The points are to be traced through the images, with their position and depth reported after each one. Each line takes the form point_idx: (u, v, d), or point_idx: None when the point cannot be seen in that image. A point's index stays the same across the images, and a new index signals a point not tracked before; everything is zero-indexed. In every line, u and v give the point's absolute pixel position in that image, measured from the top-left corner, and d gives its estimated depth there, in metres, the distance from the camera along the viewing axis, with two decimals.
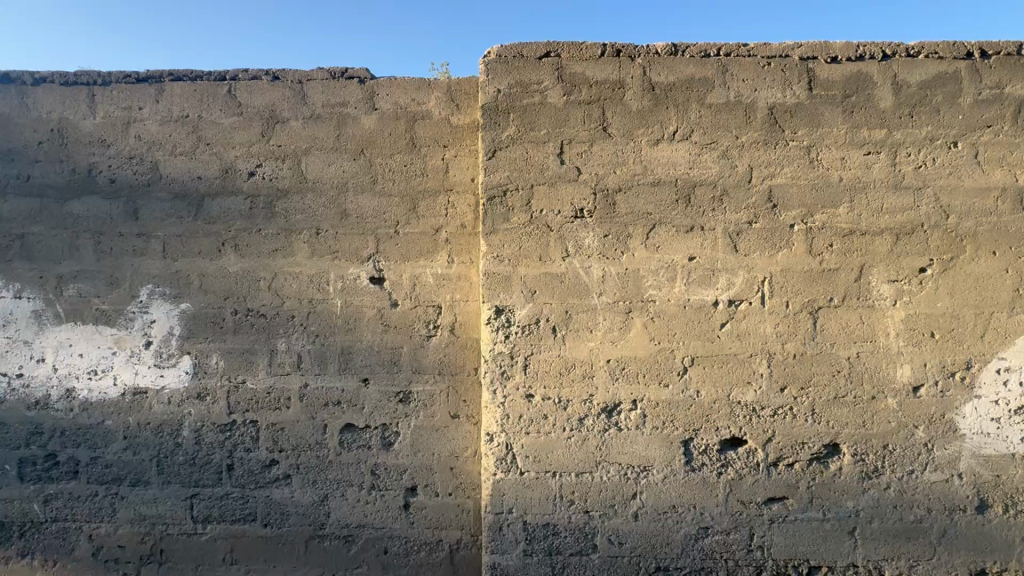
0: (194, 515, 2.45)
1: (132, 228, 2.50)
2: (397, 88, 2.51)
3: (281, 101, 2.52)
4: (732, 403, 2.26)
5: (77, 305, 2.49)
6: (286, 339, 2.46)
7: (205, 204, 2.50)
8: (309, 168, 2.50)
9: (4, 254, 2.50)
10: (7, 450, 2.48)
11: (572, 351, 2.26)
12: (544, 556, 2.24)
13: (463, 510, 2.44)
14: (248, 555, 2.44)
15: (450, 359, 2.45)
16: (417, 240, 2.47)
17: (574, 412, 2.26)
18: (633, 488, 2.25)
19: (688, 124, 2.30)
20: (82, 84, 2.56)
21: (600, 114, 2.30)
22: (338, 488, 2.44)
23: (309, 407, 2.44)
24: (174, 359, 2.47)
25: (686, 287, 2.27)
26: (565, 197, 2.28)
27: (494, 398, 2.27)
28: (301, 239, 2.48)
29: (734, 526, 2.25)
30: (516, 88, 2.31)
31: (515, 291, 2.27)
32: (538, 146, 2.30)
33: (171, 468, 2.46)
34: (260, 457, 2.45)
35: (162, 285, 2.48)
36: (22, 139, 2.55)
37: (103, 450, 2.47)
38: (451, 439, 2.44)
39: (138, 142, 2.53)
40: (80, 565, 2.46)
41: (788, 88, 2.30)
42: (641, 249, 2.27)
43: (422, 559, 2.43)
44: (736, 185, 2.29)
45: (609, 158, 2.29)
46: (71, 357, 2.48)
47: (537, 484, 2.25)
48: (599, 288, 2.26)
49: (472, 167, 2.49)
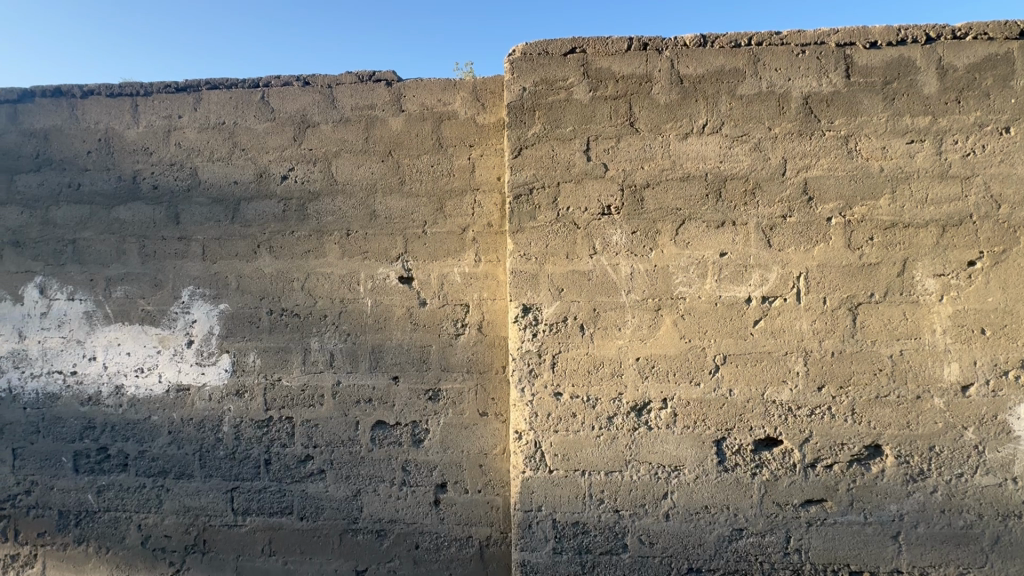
0: (234, 507, 2.54)
1: (174, 232, 2.61)
2: (424, 90, 2.54)
3: (312, 106, 2.58)
4: (767, 402, 2.20)
5: (124, 306, 2.61)
6: (318, 338, 2.52)
7: (241, 207, 2.58)
8: (339, 171, 2.55)
9: (58, 258, 2.64)
10: (63, 443, 2.62)
11: (600, 349, 2.25)
12: (573, 554, 2.24)
13: (492, 507, 2.45)
14: (286, 547, 2.52)
15: (478, 357, 2.47)
16: (444, 240, 2.50)
17: (603, 411, 2.24)
18: (664, 488, 2.22)
19: (718, 117, 2.25)
20: (127, 95, 2.68)
21: (627, 109, 2.28)
22: (370, 484, 2.49)
23: (341, 404, 2.50)
24: (214, 357, 2.56)
25: (717, 284, 2.22)
26: (592, 194, 2.27)
27: (523, 396, 2.27)
28: (333, 240, 2.53)
29: (769, 528, 2.20)
30: (541, 86, 2.30)
31: (543, 289, 2.27)
32: (564, 143, 2.29)
33: (213, 463, 2.55)
34: (295, 452, 2.52)
35: (202, 286, 2.58)
36: (72, 148, 2.68)
37: (150, 444, 2.58)
38: (480, 437, 2.46)
39: (178, 149, 2.64)
40: (131, 553, 2.58)
41: (823, 77, 2.23)
42: (670, 246, 2.24)
43: (452, 554, 2.46)
44: (770, 178, 2.23)
45: (636, 153, 2.27)
46: (120, 355, 2.60)
47: (566, 482, 2.24)
48: (628, 286, 2.24)
49: (498, 166, 2.50)
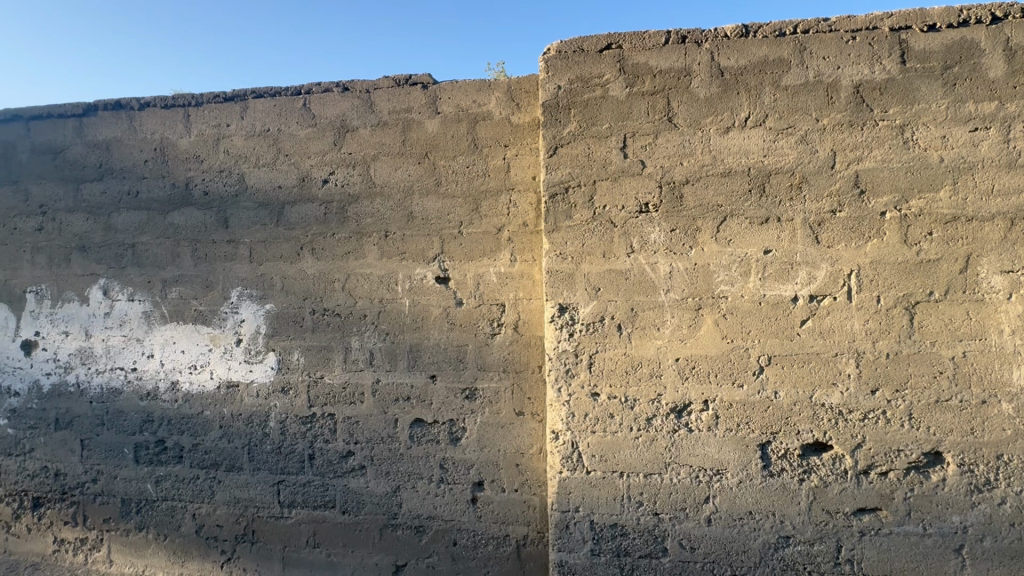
0: (280, 500, 2.64)
1: (223, 235, 2.73)
2: (460, 91, 2.57)
3: (351, 111, 2.65)
4: (815, 405, 2.11)
5: (179, 306, 2.75)
6: (359, 337, 2.59)
7: (285, 211, 2.68)
8: (378, 173, 2.61)
9: (120, 261, 2.81)
10: (125, 435, 2.79)
11: (638, 349, 2.21)
12: (612, 557, 2.22)
13: (529, 507, 2.46)
14: (329, 540, 2.59)
15: (514, 357, 2.48)
16: (480, 240, 2.52)
17: (642, 412, 2.21)
18: (705, 491, 2.16)
19: (761, 109, 2.18)
20: (180, 106, 2.83)
21: (664, 104, 2.23)
22: (409, 481, 2.54)
23: (381, 402, 2.56)
24: (261, 355, 2.67)
25: (761, 282, 2.15)
26: (629, 192, 2.23)
27: (560, 396, 2.26)
28: (372, 241, 2.59)
29: (818, 537, 2.11)
30: (577, 83, 2.29)
31: (579, 289, 2.25)
32: (600, 141, 2.26)
33: (260, 457, 2.66)
34: (338, 448, 2.60)
35: (249, 287, 2.69)
36: (131, 158, 2.85)
37: (203, 437, 2.71)
38: (517, 436, 2.47)
39: (227, 156, 2.76)
40: (186, 540, 2.72)
41: (875, 64, 2.12)
42: (711, 243, 2.18)
43: (490, 552, 2.48)
44: (817, 171, 2.14)
45: (674, 149, 2.22)
46: (175, 353, 2.74)
47: (604, 484, 2.22)
48: (667, 285, 2.20)
49: (534, 166, 2.50)
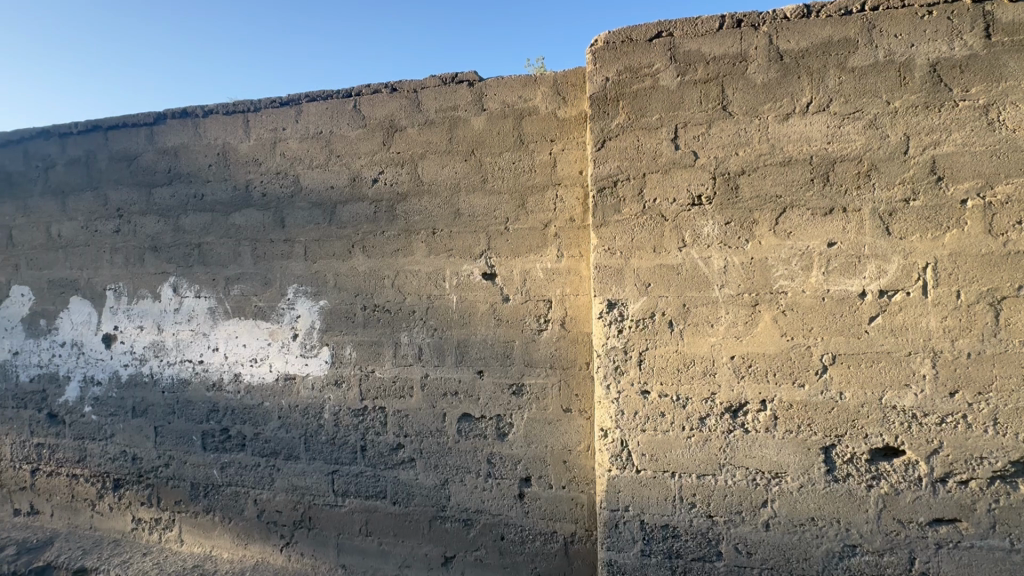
0: (335, 488, 2.74)
1: (280, 235, 2.86)
2: (505, 87, 2.56)
3: (398, 111, 2.70)
4: (886, 407, 1.97)
5: (240, 302, 2.91)
6: (408, 332, 2.65)
7: (337, 210, 2.77)
8: (425, 172, 2.65)
9: (187, 261, 3.01)
10: (193, 423, 2.98)
11: (691, 347, 2.13)
12: (663, 559, 2.16)
13: (577, 504, 2.44)
14: (381, 529, 2.67)
15: (561, 353, 2.46)
16: (527, 236, 2.51)
17: (694, 411, 2.13)
18: (762, 495, 2.07)
19: (824, 93, 2.04)
20: (240, 112, 2.98)
21: (718, 92, 2.14)
22: (457, 474, 2.57)
23: (430, 396, 2.61)
24: (316, 350, 2.78)
25: (825, 276, 2.02)
26: (680, 184, 2.16)
27: (608, 393, 2.21)
28: (420, 238, 2.64)
29: (889, 548, 1.97)
30: (625, 74, 2.23)
31: (628, 284, 2.19)
32: (650, 132, 2.19)
33: (316, 447, 2.77)
34: (388, 441, 2.67)
35: (305, 284, 2.81)
36: (196, 163, 3.03)
37: (263, 427, 2.86)
38: (564, 433, 2.45)
39: (283, 159, 2.88)
40: (249, 524, 2.88)
41: (954, 39, 1.94)
42: (769, 236, 2.07)
43: (537, 548, 2.48)
44: (888, 157, 1.98)
45: (729, 138, 2.12)
46: (238, 347, 2.90)
47: (654, 484, 2.16)
48: (721, 280, 2.11)
49: (580, 160, 2.46)
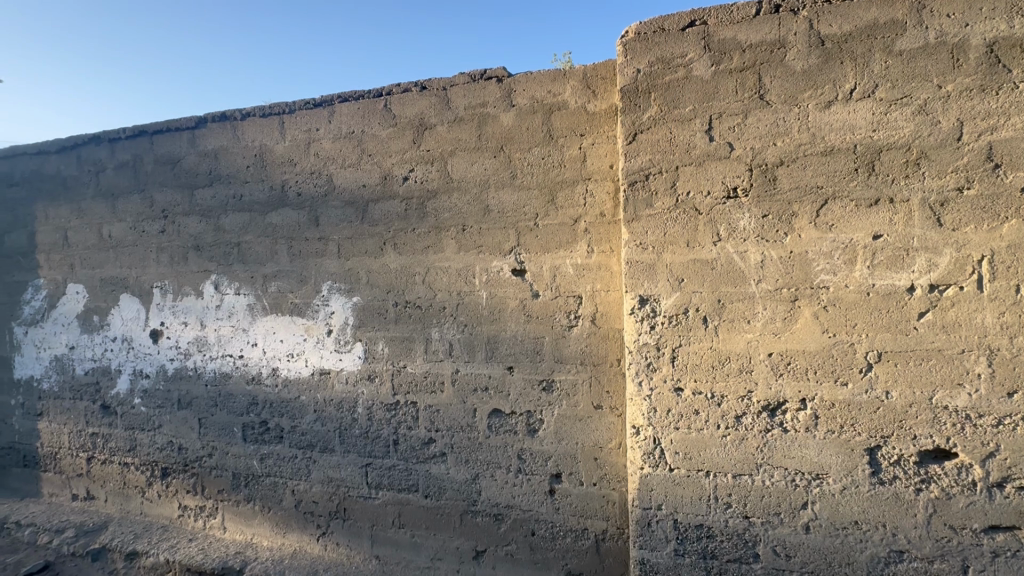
0: (369, 481, 2.81)
1: (315, 233, 2.93)
2: (534, 83, 2.55)
3: (428, 109, 2.73)
4: (936, 408, 1.88)
5: (277, 299, 3.00)
6: (438, 329, 2.68)
7: (369, 208, 2.82)
8: (455, 169, 2.67)
9: (227, 259, 3.12)
10: (235, 416, 3.10)
11: (726, 343, 2.08)
12: (697, 559, 2.12)
13: (608, 502, 2.42)
14: (414, 521, 2.72)
15: (592, 349, 2.44)
16: (556, 231, 2.50)
17: (730, 410, 2.08)
18: (801, 497, 2.01)
19: (869, 79, 1.95)
20: (275, 114, 3.06)
21: (755, 81, 2.07)
22: (488, 469, 2.59)
23: (461, 392, 2.63)
24: (350, 345, 2.84)
25: (869, 270, 1.94)
26: (715, 177, 2.10)
27: (640, 390, 2.18)
28: (450, 235, 2.66)
29: (939, 554, 1.89)
30: (657, 65, 2.18)
31: (661, 280, 2.15)
32: (682, 124, 2.14)
33: (350, 440, 2.84)
34: (420, 435, 2.71)
35: (338, 281, 2.87)
36: (235, 165, 3.14)
37: (300, 420, 2.95)
38: (595, 430, 2.43)
39: (317, 159, 2.95)
40: (287, 513, 2.98)
41: (1014, 16, 1.82)
42: (809, 229, 2.00)
43: (568, 544, 2.47)
44: (940, 144, 1.88)
45: (766, 128, 2.05)
46: (275, 342, 3.00)
47: (688, 483, 2.12)
48: (757, 274, 2.05)
49: (610, 154, 2.43)
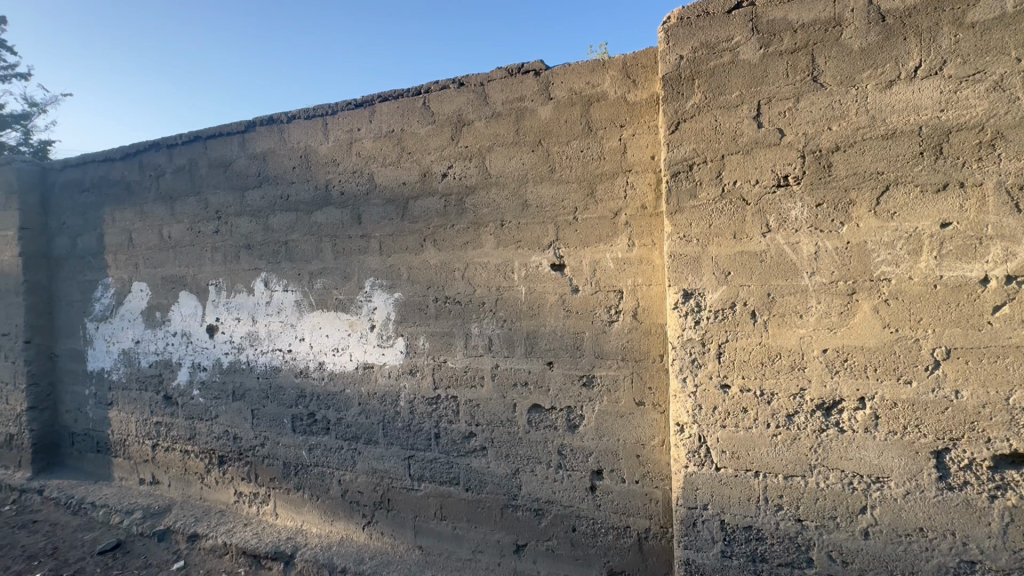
0: (412, 473, 2.87)
1: (357, 231, 3.01)
2: (572, 74, 2.52)
3: (466, 105, 2.74)
4: (1014, 409, 1.74)
5: (323, 295, 3.10)
6: (478, 324, 2.70)
7: (409, 205, 2.87)
8: (493, 164, 2.67)
9: (277, 257, 3.26)
10: (285, 407, 3.23)
11: (776, 339, 1.99)
12: (746, 561, 2.06)
13: (652, 500, 2.38)
14: (456, 514, 2.77)
15: (634, 345, 2.40)
16: (596, 225, 2.46)
17: (781, 408, 1.99)
18: (859, 500, 1.91)
19: (936, 55, 1.81)
20: (319, 115, 3.15)
21: (808, 62, 1.96)
22: (528, 464, 2.60)
23: (501, 386, 2.65)
24: (392, 340, 2.91)
25: (936, 261, 1.81)
26: (763, 165, 2.01)
27: (684, 387, 2.12)
28: (488, 231, 2.67)
29: (1016, 566, 1.76)
30: (701, 50, 2.10)
31: (705, 274, 2.08)
32: (728, 111, 2.06)
33: (394, 433, 2.91)
34: (461, 429, 2.74)
35: (380, 277, 2.94)
36: (283, 166, 3.26)
37: (345, 412, 3.04)
38: (637, 426, 2.40)
39: (359, 158, 3.02)
40: (335, 502, 3.09)
41: None
42: (868, 218, 1.88)
43: (610, 541, 2.45)
44: (1019, 123, 1.72)
45: (820, 112, 1.95)
46: (322, 337, 3.11)
47: (736, 482, 2.06)
48: (811, 267, 1.95)
49: (651, 145, 2.37)
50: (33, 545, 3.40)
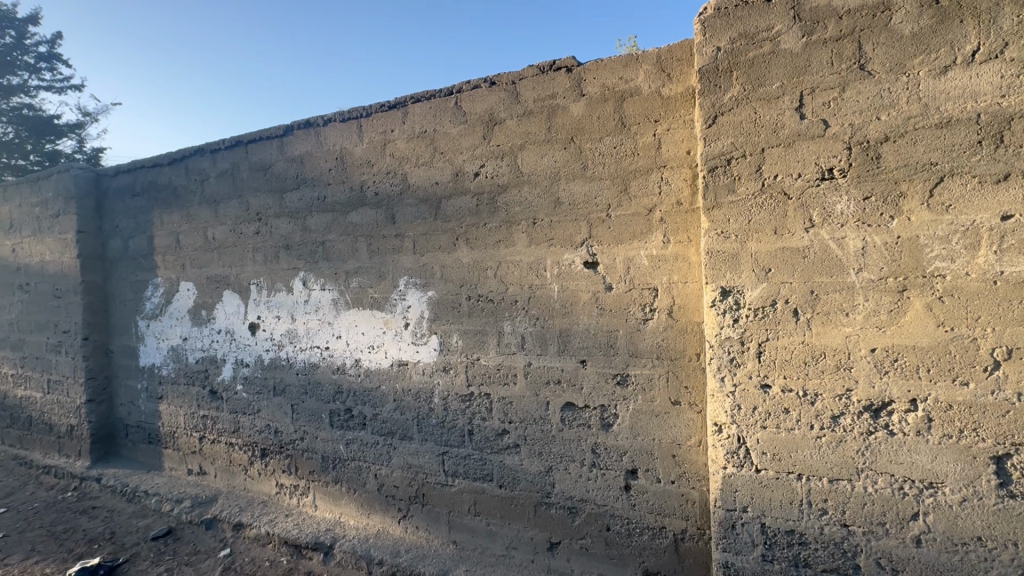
0: (446, 469, 2.91)
1: (392, 231, 3.06)
2: (605, 70, 2.49)
3: (498, 104, 2.75)
4: None
5: (359, 294, 3.17)
6: (511, 322, 2.71)
7: (442, 205, 2.91)
8: (525, 162, 2.67)
9: (315, 257, 3.35)
10: (323, 403, 3.33)
11: (820, 338, 1.92)
12: (788, 566, 1.99)
13: (688, 501, 2.34)
14: (490, 510, 2.78)
15: (669, 344, 2.36)
16: (630, 222, 2.43)
17: (826, 410, 1.92)
18: (911, 506, 1.82)
19: (996, 38, 1.70)
20: (354, 118, 3.22)
21: (854, 50, 1.88)
22: (561, 462, 2.59)
23: (534, 385, 2.65)
24: (426, 338, 2.95)
25: (996, 255, 1.70)
26: (806, 158, 1.93)
27: (723, 386, 2.06)
28: (521, 229, 2.67)
29: None
30: (740, 41, 2.04)
31: (745, 271, 2.02)
32: (769, 103, 1.99)
33: (428, 429, 2.96)
34: (494, 426, 2.76)
35: (414, 276, 2.99)
36: (320, 168, 3.35)
37: (381, 408, 3.11)
38: (673, 426, 2.36)
39: (393, 159, 3.08)
40: (371, 496, 3.17)
41: None
42: (920, 211, 1.79)
43: (645, 542, 2.42)
44: None
45: (868, 101, 1.86)
46: (358, 334, 3.18)
47: (777, 485, 1.99)
48: (858, 263, 1.86)
49: (687, 139, 2.32)
50: (93, 530, 3.63)
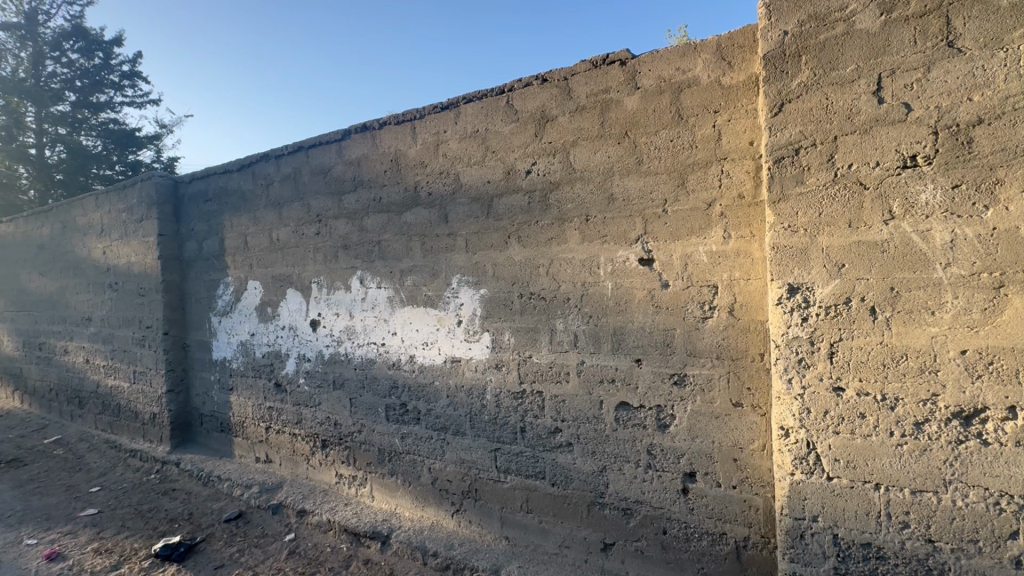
0: (498, 465, 2.93)
1: (445, 229, 3.12)
2: (661, 61, 2.41)
3: (550, 100, 2.73)
4: None
5: (413, 292, 3.26)
6: (563, 320, 2.69)
7: (493, 204, 2.93)
8: (577, 159, 2.64)
9: (371, 256, 3.47)
10: (380, 397, 3.45)
11: (900, 339, 1.77)
12: None
13: (751, 507, 2.24)
14: (542, 508, 2.78)
15: (730, 343, 2.26)
16: (686, 218, 2.34)
17: (908, 416, 1.77)
18: (1009, 524, 1.65)
19: None
20: (409, 120, 3.30)
21: (941, 26, 1.71)
22: (616, 462, 2.55)
23: (587, 383, 2.62)
24: (478, 335, 2.99)
25: None
26: (885, 144, 1.79)
27: (790, 389, 1.95)
28: (573, 226, 2.64)
29: None
30: (809, 23, 1.91)
31: (814, 267, 1.90)
32: (843, 87, 1.86)
33: (480, 425, 2.99)
34: (547, 424, 2.75)
35: (467, 274, 3.03)
36: (376, 170, 3.46)
37: (435, 404, 3.18)
38: (734, 429, 2.26)
39: (446, 159, 3.13)
40: (426, 488, 3.25)
41: None
42: (1020, 200, 1.61)
43: (704, 547, 2.34)
44: None
45: (958, 81, 1.69)
46: (412, 331, 3.26)
47: (851, 495, 1.86)
48: (945, 257, 1.70)
49: (749, 130, 2.21)
50: (174, 510, 3.95)
